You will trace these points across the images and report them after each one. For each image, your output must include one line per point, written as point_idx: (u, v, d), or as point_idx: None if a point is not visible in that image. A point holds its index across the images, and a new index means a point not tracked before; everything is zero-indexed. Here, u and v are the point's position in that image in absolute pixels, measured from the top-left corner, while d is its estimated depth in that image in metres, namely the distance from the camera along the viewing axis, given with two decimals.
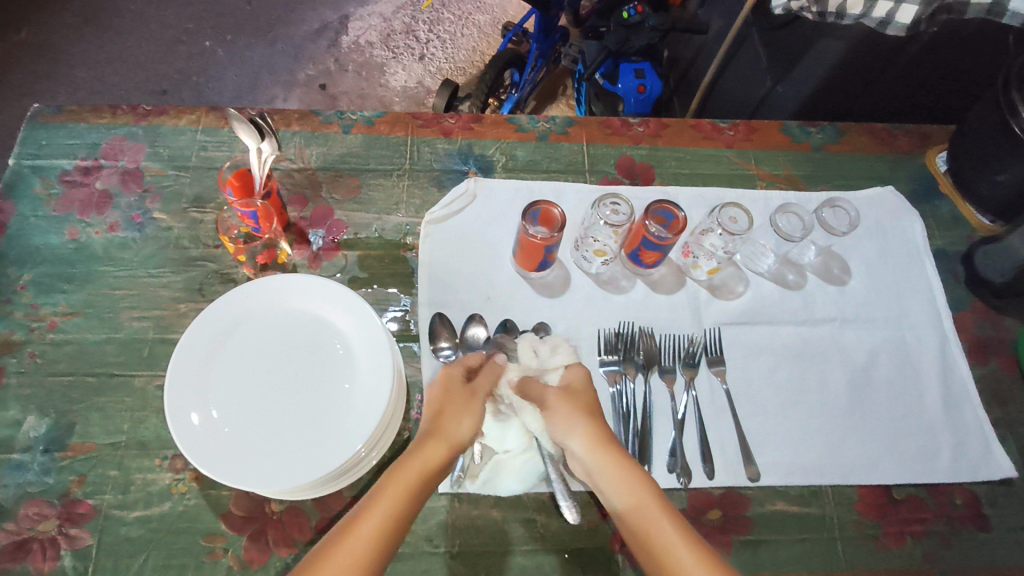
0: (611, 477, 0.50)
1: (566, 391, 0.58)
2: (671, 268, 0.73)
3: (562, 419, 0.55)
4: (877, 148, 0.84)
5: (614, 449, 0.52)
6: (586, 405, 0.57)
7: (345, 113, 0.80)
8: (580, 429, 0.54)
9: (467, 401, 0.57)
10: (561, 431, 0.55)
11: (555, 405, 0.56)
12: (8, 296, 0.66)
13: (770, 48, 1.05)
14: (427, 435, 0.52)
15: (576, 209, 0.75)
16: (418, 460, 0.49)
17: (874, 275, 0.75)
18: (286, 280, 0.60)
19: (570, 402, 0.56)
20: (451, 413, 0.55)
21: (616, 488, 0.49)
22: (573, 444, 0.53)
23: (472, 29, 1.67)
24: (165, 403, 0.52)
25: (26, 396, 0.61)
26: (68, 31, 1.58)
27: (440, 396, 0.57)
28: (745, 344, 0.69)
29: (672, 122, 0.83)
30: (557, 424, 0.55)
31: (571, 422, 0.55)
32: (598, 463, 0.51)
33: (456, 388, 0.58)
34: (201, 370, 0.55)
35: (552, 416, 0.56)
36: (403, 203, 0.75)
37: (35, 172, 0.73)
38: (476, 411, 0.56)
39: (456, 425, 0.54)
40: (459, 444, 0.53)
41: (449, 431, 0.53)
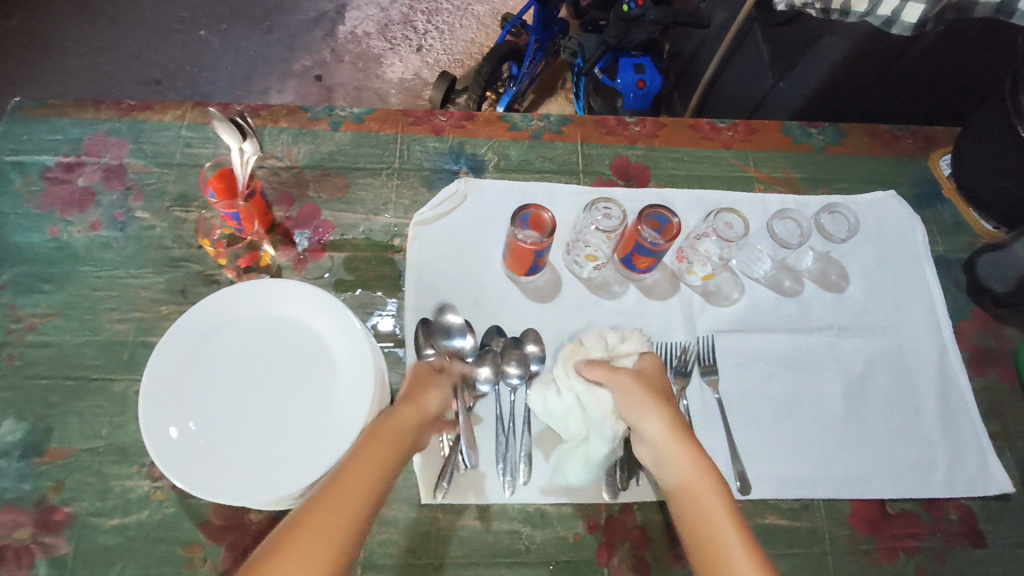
0: (679, 464, 0.50)
1: (639, 374, 0.58)
2: (665, 272, 0.71)
3: (633, 397, 0.55)
4: (880, 151, 0.81)
5: (690, 439, 0.52)
6: (653, 384, 0.57)
7: (334, 110, 0.78)
8: (656, 413, 0.53)
9: (437, 381, 0.56)
10: (632, 409, 0.55)
11: (627, 388, 0.56)
12: None
13: (773, 44, 1.02)
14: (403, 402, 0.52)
15: (569, 211, 0.73)
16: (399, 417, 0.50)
17: (873, 282, 0.73)
18: (267, 285, 0.59)
19: (641, 386, 0.56)
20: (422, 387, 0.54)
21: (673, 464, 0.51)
22: (647, 426, 0.53)
23: (471, 20, 1.64)
24: (142, 418, 0.51)
25: (4, 400, 0.60)
26: (60, 18, 1.55)
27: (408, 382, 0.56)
28: (739, 353, 0.67)
29: (670, 122, 0.81)
30: (630, 406, 0.55)
31: (642, 405, 0.54)
32: (668, 450, 0.51)
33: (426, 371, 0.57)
34: (178, 381, 0.54)
35: (625, 394, 0.56)
36: (391, 203, 0.73)
37: (16, 168, 0.72)
38: (443, 391, 0.55)
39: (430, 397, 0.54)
40: (434, 416, 0.53)
41: (425, 402, 0.53)
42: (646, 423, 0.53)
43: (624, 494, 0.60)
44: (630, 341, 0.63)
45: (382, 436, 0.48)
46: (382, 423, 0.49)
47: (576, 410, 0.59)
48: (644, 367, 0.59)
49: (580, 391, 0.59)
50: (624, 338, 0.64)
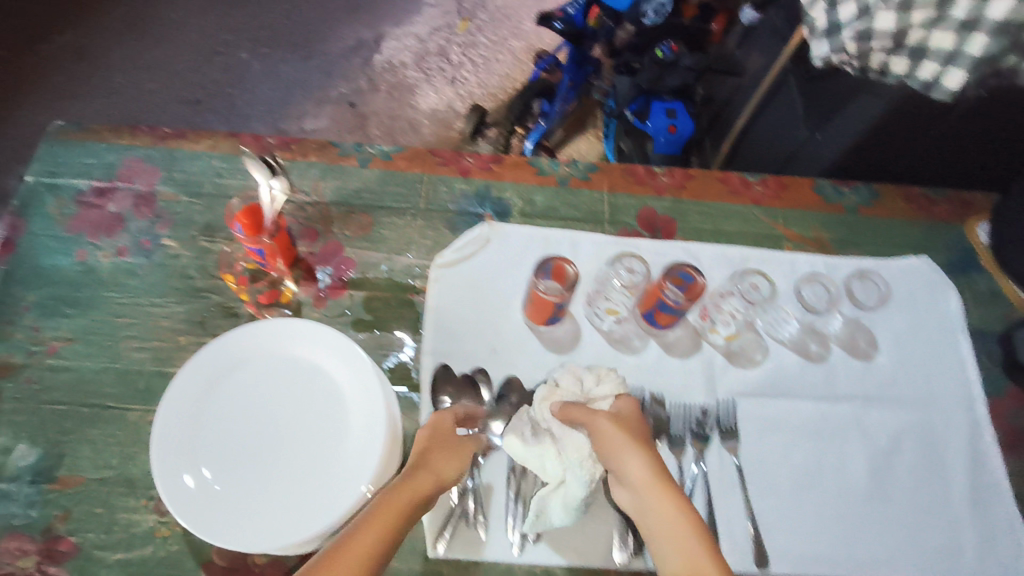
0: (665, 513, 0.47)
1: (617, 417, 0.55)
2: (687, 329, 0.70)
3: (610, 441, 0.53)
4: (915, 215, 0.79)
5: (673, 489, 0.48)
6: (636, 428, 0.54)
7: (363, 147, 0.79)
8: (635, 459, 0.51)
9: (457, 445, 0.55)
10: (610, 453, 0.52)
11: (606, 432, 0.53)
12: (12, 317, 0.66)
13: (807, 97, 1.00)
14: (415, 468, 0.50)
15: (591, 261, 0.72)
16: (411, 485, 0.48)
17: (904, 351, 0.70)
18: (280, 326, 0.59)
19: (623, 429, 0.53)
20: (439, 451, 0.53)
21: (660, 522, 0.47)
22: (629, 472, 0.50)
23: (506, 55, 1.67)
24: (157, 467, 0.51)
25: (19, 423, 0.61)
26: (109, 36, 1.60)
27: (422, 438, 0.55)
28: (761, 418, 0.66)
29: (698, 174, 0.80)
30: (608, 452, 0.53)
31: (623, 452, 0.52)
32: (651, 498, 0.48)
33: (445, 426, 0.56)
34: (191, 426, 0.54)
35: (603, 441, 0.53)
36: (414, 244, 0.73)
37: (50, 190, 0.73)
38: (460, 455, 0.54)
39: (444, 463, 0.52)
40: (447, 482, 0.51)
41: (436, 466, 0.51)
42: (626, 467, 0.51)
43: (635, 561, 0.58)
44: (607, 377, 0.61)
45: (393, 500, 0.45)
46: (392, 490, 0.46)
47: (550, 451, 0.57)
48: (623, 408, 0.57)
49: (556, 436, 0.57)
50: (601, 378, 0.61)
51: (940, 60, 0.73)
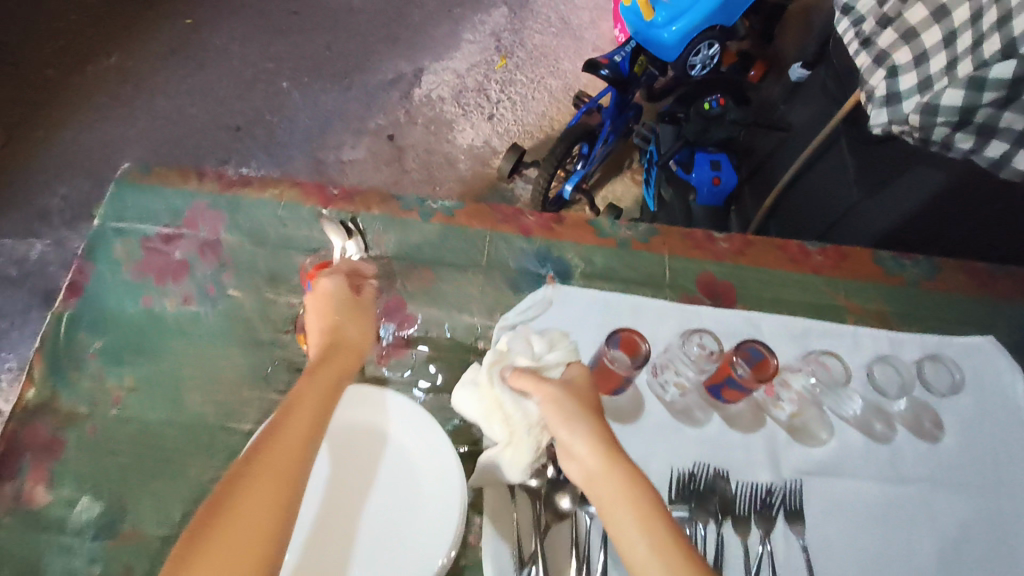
0: (618, 480, 0.51)
1: (567, 385, 0.57)
2: (751, 404, 0.69)
3: (562, 410, 0.55)
4: (976, 291, 0.79)
5: (620, 456, 0.52)
6: (583, 398, 0.57)
7: (426, 201, 0.79)
8: (585, 426, 0.54)
9: (355, 310, 0.62)
10: (560, 422, 0.54)
11: (554, 398, 0.56)
12: (77, 363, 0.66)
13: (859, 160, 1.00)
14: (332, 347, 0.58)
15: (657, 329, 0.72)
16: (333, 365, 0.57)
17: (970, 435, 0.69)
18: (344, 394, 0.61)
19: (571, 399, 0.56)
20: (346, 324, 0.61)
21: (610, 483, 0.51)
22: (578, 445, 0.53)
23: (544, 93, 1.68)
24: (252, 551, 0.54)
25: (83, 474, 0.61)
26: (154, 60, 1.63)
27: (324, 310, 0.61)
28: (826, 499, 0.65)
29: (758, 240, 0.80)
30: (559, 415, 0.55)
31: (574, 417, 0.54)
32: (604, 471, 0.52)
33: (336, 301, 0.62)
34: None
35: (554, 406, 0.55)
36: (476, 303, 0.73)
37: (117, 234, 0.74)
38: (366, 322, 0.62)
39: (348, 336, 0.60)
40: (361, 348, 0.60)
41: (347, 341, 0.60)
42: (576, 437, 0.53)
43: None
44: (560, 345, 0.62)
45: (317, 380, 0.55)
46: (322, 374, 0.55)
47: (497, 413, 0.60)
48: (574, 377, 0.59)
49: (504, 400, 0.59)
50: (552, 346, 0.61)
51: (1011, 142, 0.75)
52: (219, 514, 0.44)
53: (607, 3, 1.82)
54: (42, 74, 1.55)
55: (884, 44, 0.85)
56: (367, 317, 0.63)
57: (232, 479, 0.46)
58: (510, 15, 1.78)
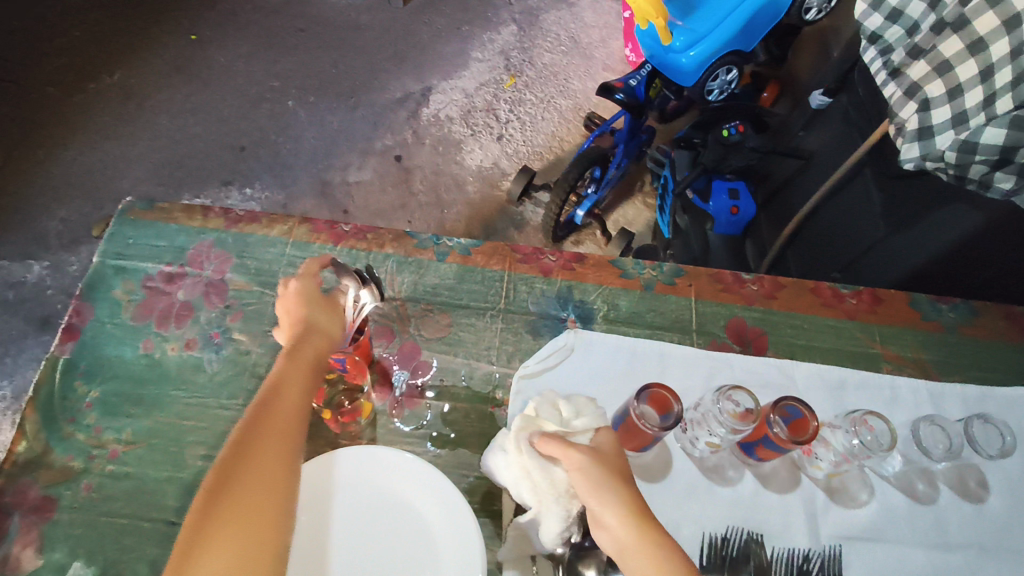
0: (648, 555, 0.49)
1: (594, 451, 0.54)
2: (785, 460, 0.65)
3: (592, 480, 0.52)
4: (1018, 337, 0.75)
5: (649, 525, 0.51)
6: (611, 464, 0.53)
7: (441, 239, 0.76)
8: (614, 496, 0.51)
9: (323, 302, 0.59)
10: (590, 492, 0.51)
11: (582, 467, 0.52)
12: (72, 414, 0.62)
13: (886, 194, 0.97)
14: (305, 337, 0.56)
15: (687, 379, 0.68)
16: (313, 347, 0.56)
17: (1019, 496, 0.65)
18: (346, 451, 0.55)
19: (602, 468, 0.52)
20: (318, 318, 0.58)
21: (641, 557, 0.49)
22: (608, 516, 0.51)
23: (554, 113, 1.65)
24: None
25: (75, 537, 0.57)
26: (158, 78, 1.60)
27: (295, 305, 0.58)
28: (869, 567, 0.61)
29: (789, 282, 0.76)
30: (586, 485, 0.52)
31: (602, 486, 0.51)
32: (636, 546, 0.50)
33: (306, 294, 0.59)
34: None
35: (580, 474, 0.52)
36: (495, 349, 0.69)
37: (118, 273, 0.70)
38: (335, 309, 0.59)
39: (321, 323, 0.58)
40: (337, 333, 0.58)
41: (321, 329, 0.57)
42: (606, 508, 0.51)
43: None
44: (586, 409, 0.57)
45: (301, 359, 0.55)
46: (300, 353, 0.55)
47: (525, 482, 0.55)
48: (602, 443, 0.55)
49: (531, 468, 0.54)
50: (580, 411, 0.57)
51: None
52: (223, 503, 0.46)
53: (617, 21, 1.80)
54: (44, 92, 1.52)
55: (915, 76, 0.80)
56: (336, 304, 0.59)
57: (230, 465, 0.48)
58: (518, 34, 1.75)
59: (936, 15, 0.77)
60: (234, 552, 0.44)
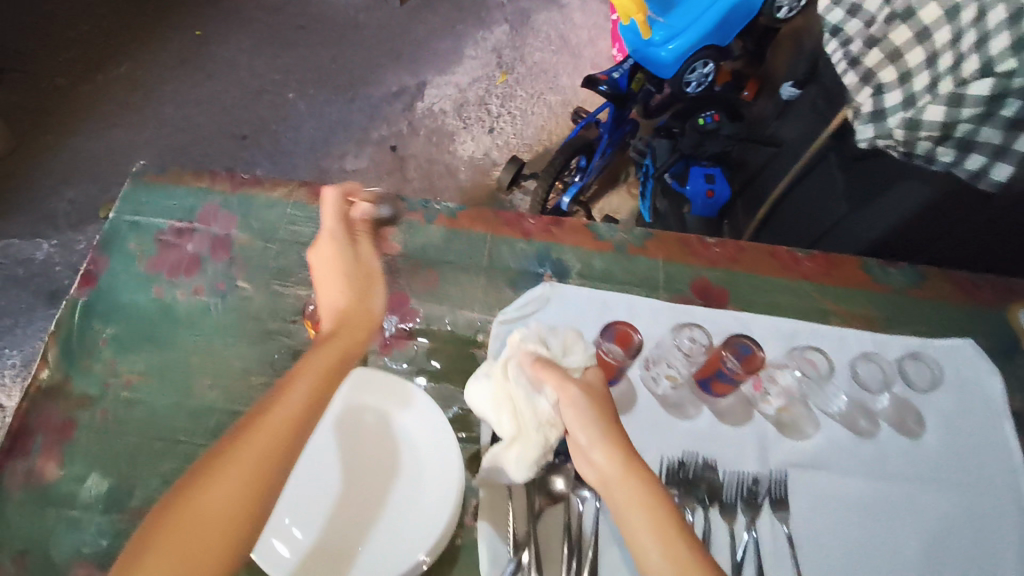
0: (634, 488, 0.53)
1: (586, 387, 0.59)
2: (740, 398, 0.72)
3: (583, 416, 0.56)
4: (960, 298, 0.81)
5: (635, 462, 0.54)
6: (600, 400, 0.58)
7: (430, 203, 0.81)
8: (602, 434, 0.55)
9: (358, 284, 0.60)
10: (580, 428, 0.56)
11: (574, 401, 0.57)
12: (90, 349, 0.68)
13: (847, 175, 1.03)
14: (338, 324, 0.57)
15: (651, 326, 0.74)
16: (333, 342, 0.56)
17: (952, 434, 0.72)
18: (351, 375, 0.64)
19: (592, 404, 0.57)
20: (352, 296, 0.59)
21: (626, 490, 0.53)
22: (596, 457, 0.55)
23: (543, 107, 1.72)
24: None
25: (92, 453, 0.63)
26: (164, 70, 1.67)
27: (332, 277, 0.60)
28: (812, 492, 0.67)
29: (750, 247, 0.81)
30: (576, 420, 0.57)
31: (592, 424, 0.56)
32: (622, 480, 0.53)
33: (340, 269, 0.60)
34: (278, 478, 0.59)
35: (571, 409, 0.57)
36: (477, 300, 0.75)
37: (132, 228, 0.76)
38: (369, 289, 0.61)
39: (354, 308, 0.59)
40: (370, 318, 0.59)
41: (350, 314, 0.58)
42: (594, 444, 0.55)
43: None
44: (577, 350, 0.63)
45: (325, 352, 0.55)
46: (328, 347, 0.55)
47: (510, 407, 0.61)
48: (590, 379, 0.60)
49: (517, 394, 0.60)
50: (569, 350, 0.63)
51: (989, 155, 0.77)
52: (204, 488, 0.47)
53: (604, 21, 1.87)
54: (55, 82, 1.59)
55: (869, 61, 0.87)
56: (372, 287, 0.61)
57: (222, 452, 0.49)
58: (510, 33, 1.83)
59: (890, 8, 0.83)
60: (198, 542, 0.45)
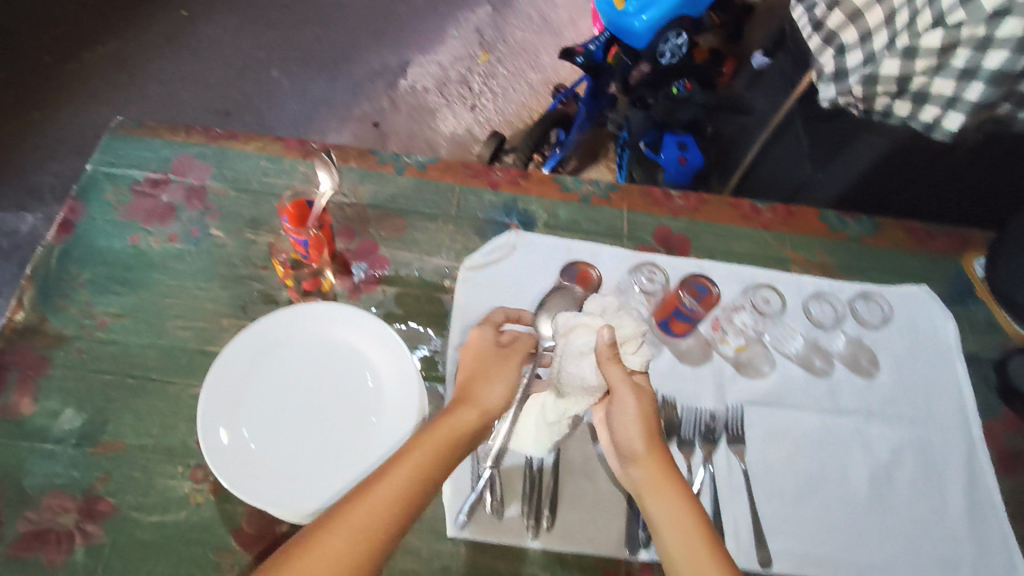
0: (672, 510, 0.52)
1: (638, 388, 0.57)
2: (698, 340, 0.74)
3: (631, 424, 0.56)
4: (913, 245, 0.85)
5: (677, 481, 0.54)
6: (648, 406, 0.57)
7: (401, 156, 0.84)
8: (648, 449, 0.55)
9: (499, 364, 0.60)
10: (630, 438, 0.56)
11: (627, 406, 0.57)
12: (66, 292, 0.70)
13: (812, 136, 1.07)
14: (459, 402, 0.56)
15: (612, 271, 0.77)
16: (449, 423, 0.54)
17: (904, 372, 0.75)
18: (317, 306, 0.65)
19: (643, 412, 0.56)
20: (484, 378, 0.58)
21: (664, 512, 0.53)
22: (634, 467, 0.56)
23: (525, 86, 1.75)
24: (199, 421, 0.56)
25: (67, 389, 0.64)
26: (148, 48, 1.68)
27: (471, 361, 0.61)
28: (768, 426, 0.69)
29: (712, 199, 0.85)
30: (624, 427, 0.57)
31: (639, 435, 0.56)
32: (654, 490, 0.54)
33: (487, 349, 0.61)
34: (235, 393, 0.59)
35: (621, 416, 0.57)
36: (445, 247, 0.77)
37: (109, 179, 0.78)
38: (506, 378, 0.59)
39: (486, 389, 0.58)
40: (493, 409, 0.57)
41: (480, 398, 0.57)
42: (637, 456, 0.56)
43: (646, 553, 0.61)
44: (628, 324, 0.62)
45: (441, 426, 0.53)
46: (440, 422, 0.54)
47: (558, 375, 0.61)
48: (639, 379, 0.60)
49: (568, 364, 0.61)
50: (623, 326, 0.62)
51: (942, 105, 0.77)
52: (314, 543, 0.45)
53: (585, 3, 1.90)
54: (40, 60, 1.60)
55: (832, 24, 0.86)
56: (516, 372, 0.60)
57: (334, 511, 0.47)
58: (493, 14, 1.85)
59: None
60: None
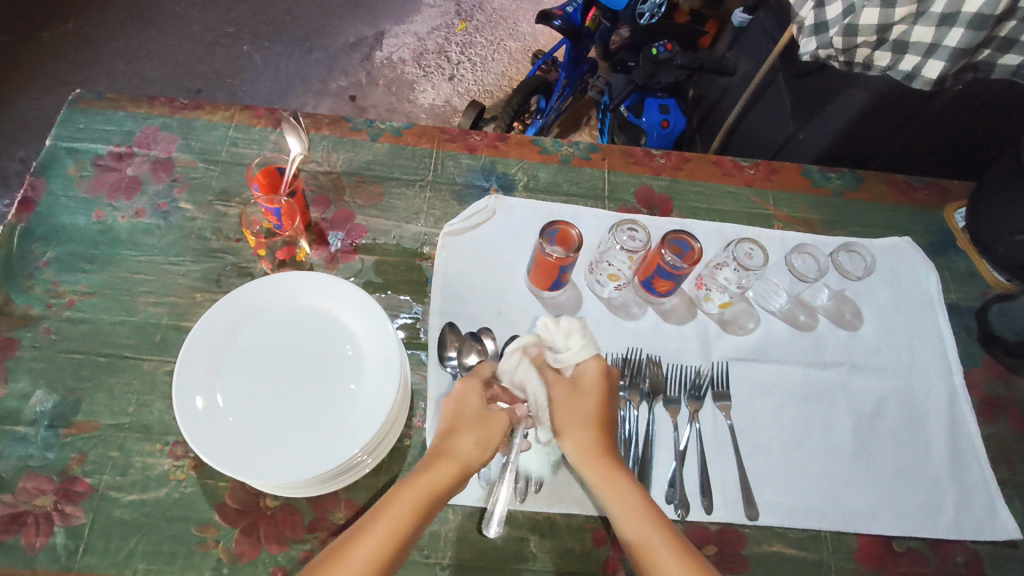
0: (620, 503, 0.53)
1: (575, 384, 0.58)
2: (683, 299, 0.74)
3: (566, 416, 0.57)
4: (897, 199, 0.84)
5: (611, 461, 0.55)
6: (592, 396, 0.58)
7: (374, 122, 0.82)
8: (578, 433, 0.56)
9: (483, 419, 0.57)
10: (561, 431, 0.57)
11: (563, 401, 0.57)
12: (30, 271, 0.68)
13: (795, 94, 1.07)
14: (438, 455, 0.54)
15: (593, 233, 0.76)
16: (432, 474, 0.52)
17: (886, 323, 0.75)
18: (295, 275, 0.63)
19: (577, 401, 0.58)
20: (464, 431, 0.56)
21: (620, 512, 0.53)
22: (566, 445, 0.57)
23: (503, 54, 1.71)
24: (174, 385, 0.55)
25: (36, 370, 0.63)
26: (112, 26, 1.62)
27: (452, 414, 0.58)
28: (753, 381, 0.69)
29: (694, 157, 0.84)
30: (559, 419, 0.57)
31: (573, 427, 0.57)
32: (591, 466, 0.55)
33: (471, 407, 0.57)
34: (210, 360, 0.57)
35: (556, 411, 0.57)
36: (423, 214, 0.76)
37: (70, 154, 0.75)
38: (483, 434, 0.55)
39: (461, 441, 0.55)
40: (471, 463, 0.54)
41: (457, 449, 0.54)
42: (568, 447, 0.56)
43: None
44: (574, 340, 0.59)
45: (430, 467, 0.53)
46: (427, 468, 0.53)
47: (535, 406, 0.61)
48: (585, 377, 0.59)
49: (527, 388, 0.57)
50: (566, 341, 0.59)
51: (921, 53, 0.74)
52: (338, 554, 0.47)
53: None
54: None
55: None
56: (500, 430, 0.56)
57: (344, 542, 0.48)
58: None
59: None
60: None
